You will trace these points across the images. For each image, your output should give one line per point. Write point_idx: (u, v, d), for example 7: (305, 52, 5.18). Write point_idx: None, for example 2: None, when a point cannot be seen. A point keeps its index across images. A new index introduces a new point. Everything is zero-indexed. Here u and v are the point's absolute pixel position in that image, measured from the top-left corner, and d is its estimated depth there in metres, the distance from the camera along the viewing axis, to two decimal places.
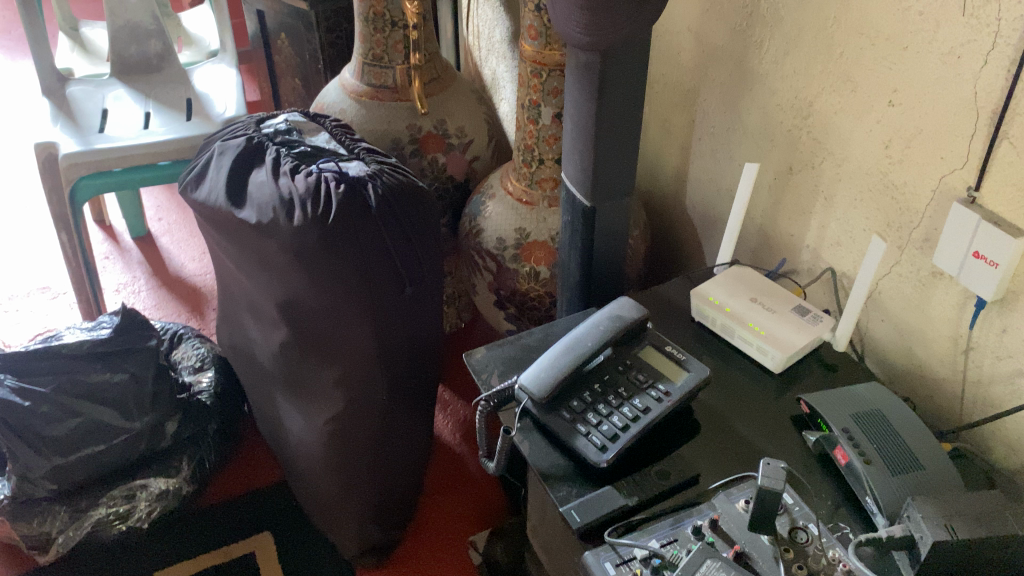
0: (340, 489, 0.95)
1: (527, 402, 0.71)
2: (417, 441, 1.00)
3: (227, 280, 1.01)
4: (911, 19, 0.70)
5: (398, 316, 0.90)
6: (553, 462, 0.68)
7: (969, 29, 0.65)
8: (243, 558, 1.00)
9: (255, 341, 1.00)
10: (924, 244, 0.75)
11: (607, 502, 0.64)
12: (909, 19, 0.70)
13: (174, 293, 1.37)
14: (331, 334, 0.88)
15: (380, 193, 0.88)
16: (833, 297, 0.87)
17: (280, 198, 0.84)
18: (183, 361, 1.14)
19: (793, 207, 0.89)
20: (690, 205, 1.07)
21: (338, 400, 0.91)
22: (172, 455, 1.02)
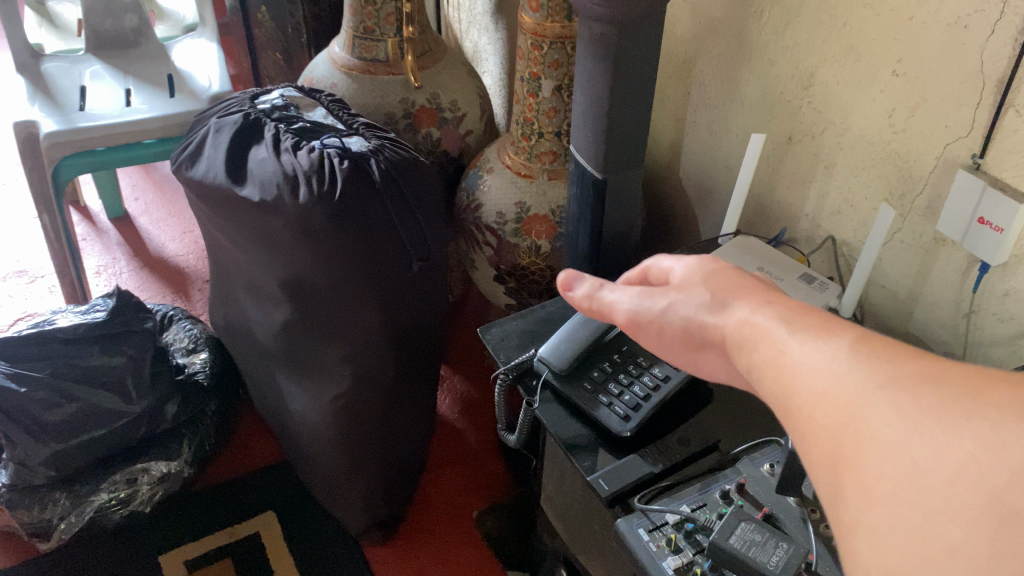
0: (348, 467, 0.95)
1: (547, 374, 0.72)
2: (420, 417, 1.01)
3: (224, 259, 0.99)
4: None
5: (405, 292, 0.90)
6: (576, 433, 0.69)
7: None
8: (249, 539, 0.99)
9: (254, 321, 0.99)
10: (927, 211, 0.77)
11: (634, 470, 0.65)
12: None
13: (158, 275, 1.35)
14: (338, 312, 0.87)
15: (384, 167, 0.87)
16: (834, 264, 0.88)
17: (284, 174, 0.83)
18: (176, 343, 1.12)
19: (792, 177, 0.91)
20: (685, 177, 1.08)
21: (346, 378, 0.90)
22: (173, 438, 1.00)
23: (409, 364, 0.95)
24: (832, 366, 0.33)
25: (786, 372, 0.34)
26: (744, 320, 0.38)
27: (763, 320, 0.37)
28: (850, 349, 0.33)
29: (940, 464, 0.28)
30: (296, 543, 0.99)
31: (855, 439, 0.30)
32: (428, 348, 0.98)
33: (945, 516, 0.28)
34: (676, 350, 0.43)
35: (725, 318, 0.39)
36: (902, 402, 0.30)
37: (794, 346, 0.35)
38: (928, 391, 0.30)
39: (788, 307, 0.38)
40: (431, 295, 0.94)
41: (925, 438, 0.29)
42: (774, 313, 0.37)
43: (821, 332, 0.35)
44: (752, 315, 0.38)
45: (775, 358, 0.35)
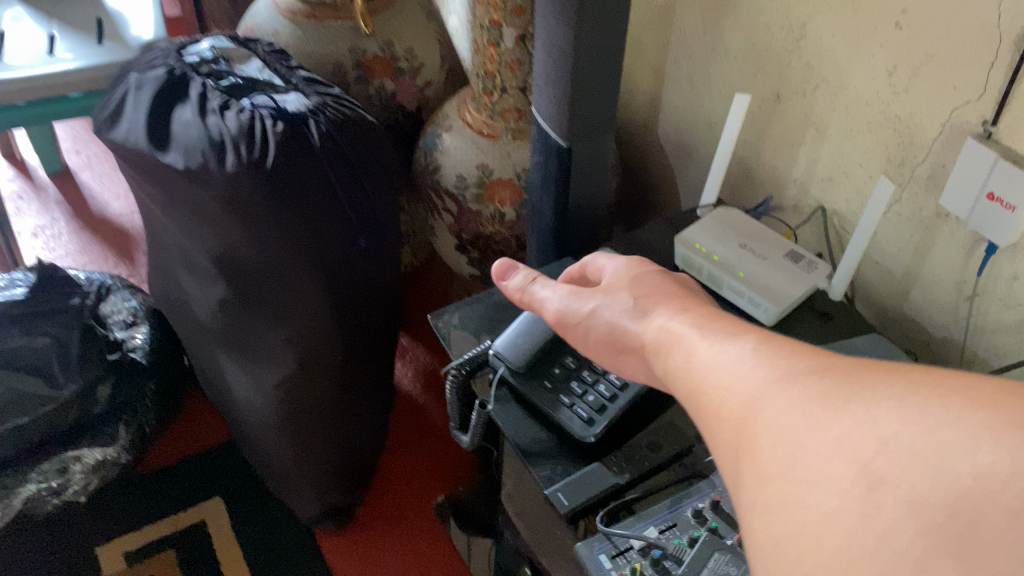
0: (297, 454, 0.88)
1: (503, 370, 0.64)
2: (374, 396, 0.94)
3: (157, 229, 0.90)
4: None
5: (351, 271, 0.82)
6: (534, 437, 0.62)
7: None
8: (193, 529, 0.93)
9: (192, 296, 0.90)
10: (929, 182, 0.69)
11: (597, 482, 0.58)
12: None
13: (100, 237, 1.26)
14: (278, 292, 0.79)
15: (324, 131, 0.78)
16: (824, 237, 0.81)
17: (209, 140, 0.74)
18: (114, 315, 1.03)
19: (780, 139, 0.82)
20: (663, 134, 0.99)
21: (290, 361, 0.83)
22: (108, 423, 0.92)
23: (359, 346, 0.88)
24: (733, 362, 0.34)
25: (694, 367, 0.36)
26: (658, 326, 0.40)
27: (673, 327, 0.39)
28: (755, 347, 0.34)
29: (820, 443, 0.27)
30: (245, 532, 0.93)
31: (749, 429, 0.30)
32: (381, 323, 0.92)
33: (816, 494, 0.26)
34: (604, 352, 0.45)
35: (643, 322, 0.41)
36: (793, 389, 0.30)
37: (705, 346, 0.36)
38: (831, 385, 0.29)
39: (701, 313, 0.39)
40: (380, 270, 0.88)
41: (808, 422, 0.28)
42: (688, 318, 0.39)
43: (738, 336, 0.35)
44: (666, 320, 0.40)
45: (674, 359, 0.37)
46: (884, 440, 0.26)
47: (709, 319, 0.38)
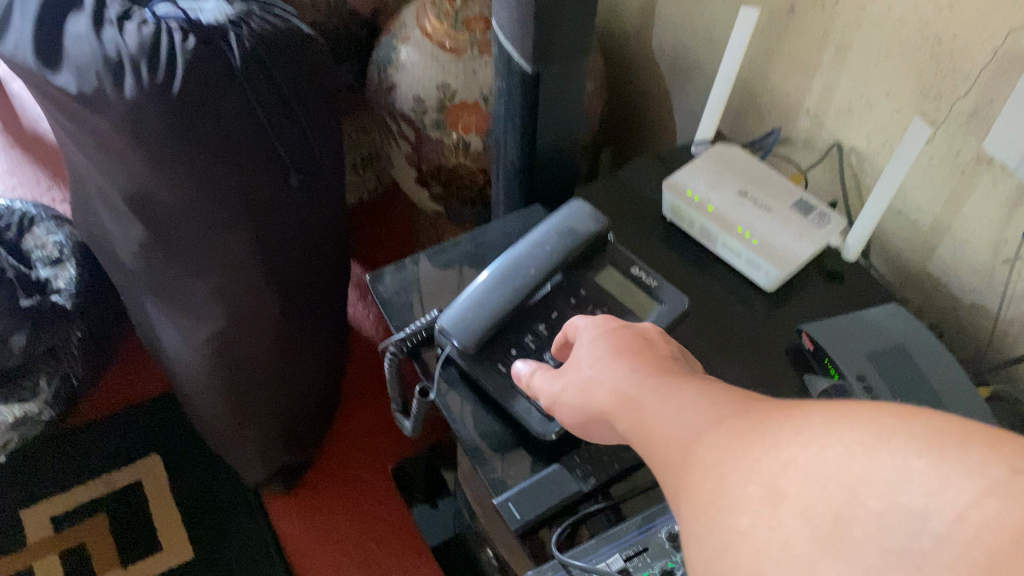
0: (235, 416, 0.79)
1: (450, 350, 0.53)
2: (318, 347, 0.83)
3: (69, 157, 0.78)
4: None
5: (284, 215, 0.71)
6: (486, 431, 0.51)
7: None
8: (127, 490, 0.84)
9: (113, 236, 0.79)
10: (970, 120, 0.55)
11: (555, 492, 0.48)
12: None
13: (33, 156, 1.14)
14: (195, 240, 0.67)
15: (248, 47, 0.65)
16: (839, 179, 0.68)
17: (105, 59, 0.59)
18: (38, 252, 0.90)
19: (790, 59, 0.68)
20: (658, 48, 0.85)
21: (220, 316, 0.72)
22: (26, 376, 0.82)
23: (297, 295, 0.77)
24: (676, 409, 0.28)
25: (637, 411, 0.30)
26: (614, 387, 0.32)
27: (630, 387, 0.31)
28: (698, 391, 0.28)
29: (738, 470, 0.23)
30: (185, 496, 0.85)
31: (682, 469, 0.25)
32: (321, 264, 0.81)
33: (730, 520, 0.22)
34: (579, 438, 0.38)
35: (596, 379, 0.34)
36: (721, 420, 0.25)
37: (646, 394, 0.30)
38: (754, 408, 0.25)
39: (661, 365, 0.33)
40: (318, 211, 0.77)
41: (730, 443, 0.24)
42: (641, 371, 0.32)
43: (680, 382, 0.30)
44: (623, 378, 0.32)
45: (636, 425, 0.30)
46: (801, 452, 0.22)
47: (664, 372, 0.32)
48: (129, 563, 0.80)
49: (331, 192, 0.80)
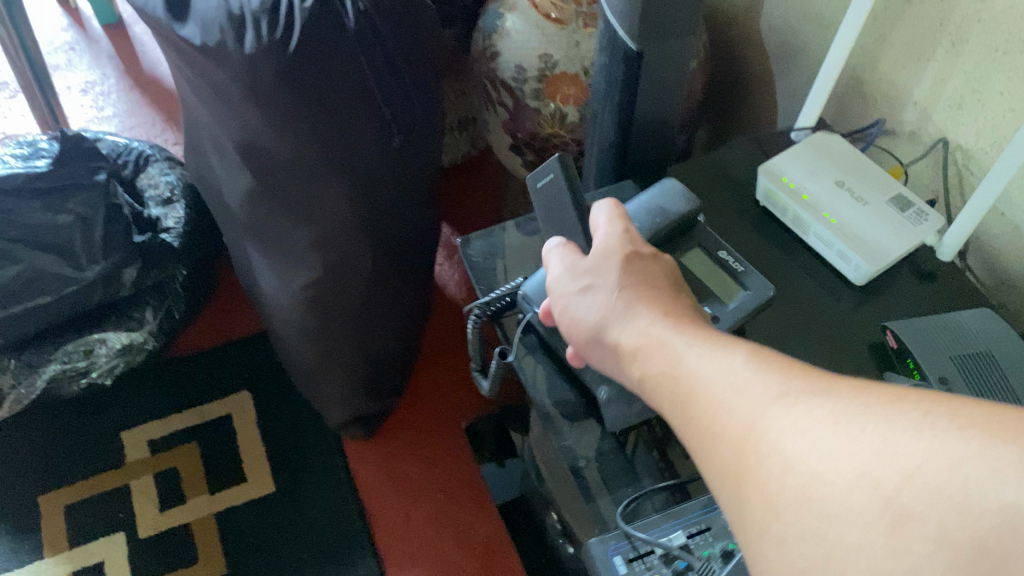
0: (320, 359, 0.83)
1: (532, 316, 0.55)
2: (403, 303, 0.87)
3: (184, 102, 0.83)
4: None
5: (384, 171, 0.74)
6: (560, 398, 0.54)
7: None
8: (218, 422, 0.90)
9: (221, 180, 0.83)
10: None
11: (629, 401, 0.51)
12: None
13: (149, 96, 1.20)
14: (300, 191, 0.71)
15: (363, 8, 0.68)
16: (942, 176, 0.66)
17: (228, 13, 0.64)
18: (151, 191, 0.97)
19: (904, 48, 0.66)
20: (764, 28, 0.85)
21: (316, 266, 0.76)
22: (134, 306, 0.89)
23: (390, 250, 0.80)
24: (742, 389, 0.30)
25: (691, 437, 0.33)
26: (657, 373, 0.35)
27: (707, 373, 0.32)
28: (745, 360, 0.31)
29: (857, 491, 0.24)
30: (270, 432, 0.90)
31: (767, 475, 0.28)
32: (416, 225, 0.84)
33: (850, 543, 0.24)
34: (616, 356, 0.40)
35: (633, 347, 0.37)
36: (834, 431, 0.26)
37: (717, 378, 0.31)
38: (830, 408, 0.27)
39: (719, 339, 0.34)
40: (419, 164, 0.79)
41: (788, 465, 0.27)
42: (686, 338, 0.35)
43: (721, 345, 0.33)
44: (663, 363, 0.35)
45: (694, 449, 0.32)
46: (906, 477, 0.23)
47: (699, 346, 0.34)
48: (215, 492, 0.85)
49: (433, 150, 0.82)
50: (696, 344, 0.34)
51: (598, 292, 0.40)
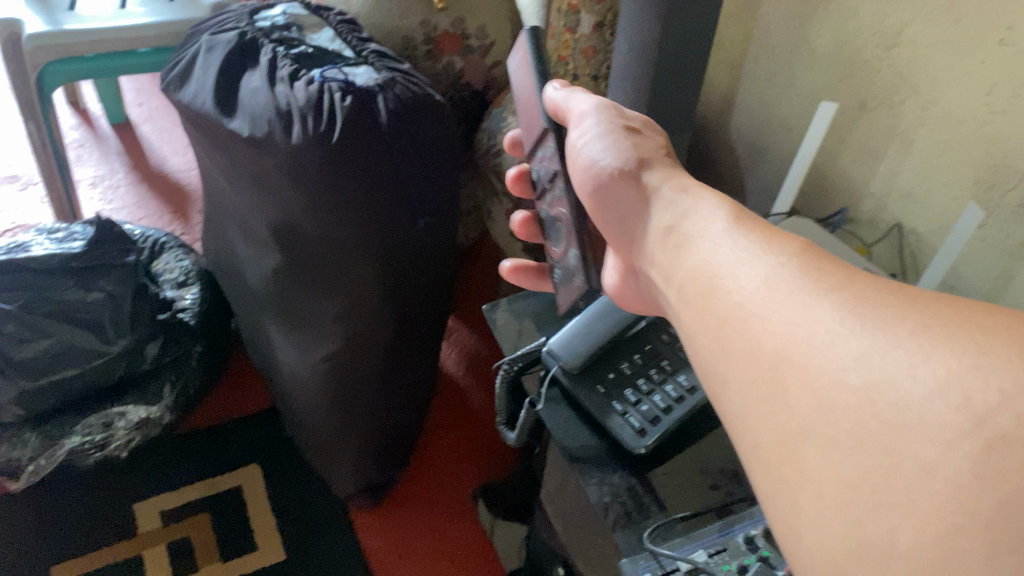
0: (337, 428, 0.89)
1: (556, 371, 0.63)
2: (413, 377, 0.93)
3: (213, 189, 0.90)
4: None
5: (409, 251, 0.82)
6: (583, 442, 0.60)
7: None
8: (230, 494, 0.94)
9: (244, 262, 0.88)
10: (1020, 211, 0.61)
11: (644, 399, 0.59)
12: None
13: (156, 191, 1.28)
14: (329, 268, 0.79)
15: (392, 107, 0.77)
16: (900, 256, 0.76)
17: (277, 109, 0.73)
18: (166, 274, 1.03)
19: (860, 147, 0.77)
20: (736, 131, 0.97)
21: (338, 338, 0.82)
22: (152, 382, 0.93)
23: (409, 326, 0.87)
24: (775, 293, 0.32)
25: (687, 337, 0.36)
26: (673, 216, 0.42)
27: (745, 283, 0.33)
28: (788, 263, 0.33)
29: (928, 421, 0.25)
30: (281, 502, 0.94)
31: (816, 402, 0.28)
32: (431, 306, 0.91)
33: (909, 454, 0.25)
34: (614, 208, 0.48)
35: (645, 198, 0.46)
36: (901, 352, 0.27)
37: (759, 277, 0.33)
38: (846, 284, 0.31)
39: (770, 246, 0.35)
40: (439, 244, 0.88)
41: (791, 301, 0.31)
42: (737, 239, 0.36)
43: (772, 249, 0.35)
44: (683, 209, 0.42)
45: (682, 295, 0.37)
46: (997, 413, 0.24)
47: (719, 205, 0.41)
48: (227, 560, 0.88)
49: (451, 234, 0.91)
50: (717, 199, 0.41)
51: (625, 145, 0.49)
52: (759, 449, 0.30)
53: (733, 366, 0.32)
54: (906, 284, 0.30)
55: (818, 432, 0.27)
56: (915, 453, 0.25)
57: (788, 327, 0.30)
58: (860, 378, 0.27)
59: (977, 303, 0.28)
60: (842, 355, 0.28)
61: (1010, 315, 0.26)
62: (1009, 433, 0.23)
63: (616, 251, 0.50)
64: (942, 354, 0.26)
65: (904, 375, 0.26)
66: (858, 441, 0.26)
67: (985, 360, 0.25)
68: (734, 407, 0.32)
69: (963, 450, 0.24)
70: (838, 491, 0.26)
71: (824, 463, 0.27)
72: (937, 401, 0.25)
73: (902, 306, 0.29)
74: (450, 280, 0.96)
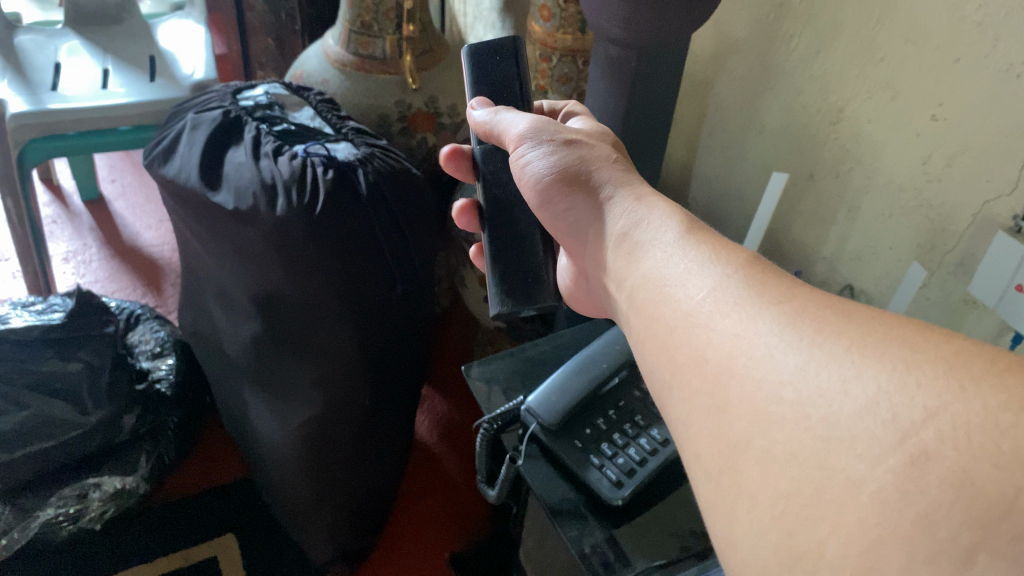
0: (313, 496, 0.90)
1: (535, 428, 0.66)
2: (389, 441, 0.94)
3: (191, 260, 0.92)
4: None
5: (387, 316, 0.85)
6: (563, 496, 0.62)
7: None
8: (204, 564, 0.93)
9: (222, 331, 0.89)
10: (958, 269, 0.66)
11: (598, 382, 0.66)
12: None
13: (128, 265, 1.30)
14: (309, 335, 0.81)
15: (371, 179, 0.82)
16: None
17: (261, 183, 0.77)
18: (141, 345, 1.05)
19: (811, 213, 0.82)
20: (695, 201, 1.03)
21: (317, 403, 0.84)
22: (129, 452, 0.94)
23: (386, 390, 0.90)
24: (715, 302, 0.36)
25: (642, 355, 0.40)
26: (627, 223, 0.46)
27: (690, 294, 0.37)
28: (733, 275, 0.37)
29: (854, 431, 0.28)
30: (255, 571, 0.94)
31: (757, 420, 0.31)
32: (407, 371, 0.94)
33: (842, 465, 0.27)
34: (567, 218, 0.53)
35: (597, 206, 0.50)
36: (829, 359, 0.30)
37: (699, 288, 0.37)
38: (788, 295, 0.35)
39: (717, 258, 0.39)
40: (415, 310, 0.91)
41: (734, 313, 0.35)
42: (687, 250, 0.40)
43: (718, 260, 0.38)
44: (635, 217, 0.46)
45: (635, 303, 0.41)
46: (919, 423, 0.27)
47: (670, 215, 0.45)
48: None
49: (426, 302, 0.94)
50: (668, 210, 0.45)
51: (569, 157, 0.53)
52: (706, 462, 0.33)
53: (680, 375, 0.36)
54: (846, 305, 0.33)
55: (761, 445, 0.30)
56: (844, 465, 0.27)
57: (732, 339, 0.34)
58: (797, 393, 0.30)
59: (907, 323, 0.31)
60: (784, 370, 0.31)
61: (934, 336, 0.30)
62: (930, 449, 0.26)
63: (570, 253, 0.56)
64: (873, 372, 0.29)
65: (838, 391, 0.29)
66: (794, 454, 0.29)
67: (911, 378, 0.28)
68: (686, 424, 0.35)
69: (887, 464, 0.26)
70: (778, 501, 0.29)
71: (762, 475, 0.30)
72: (867, 417, 0.28)
73: (839, 325, 0.32)
74: (425, 346, 0.99)
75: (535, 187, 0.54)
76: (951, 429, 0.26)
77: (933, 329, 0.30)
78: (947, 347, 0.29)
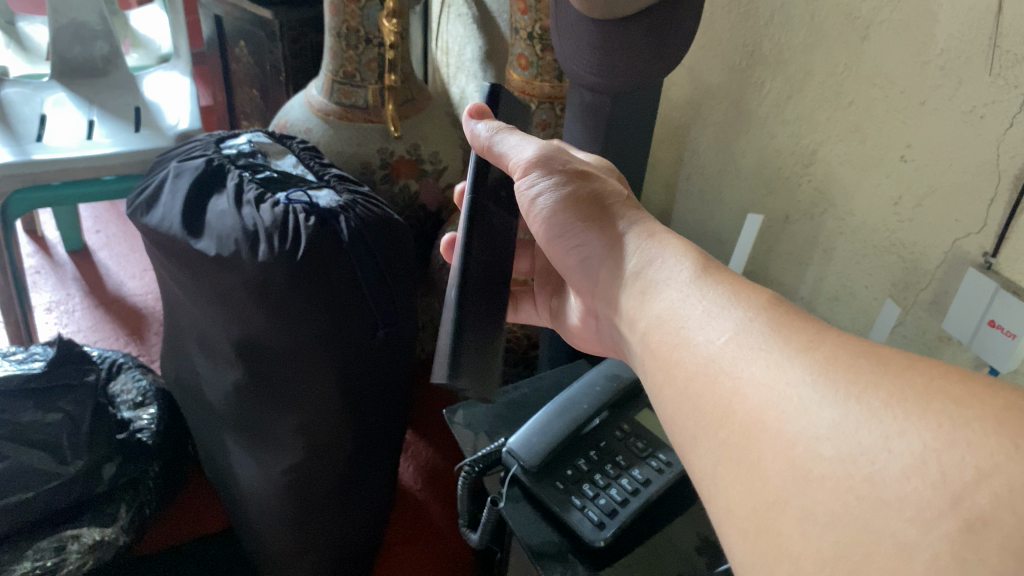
0: (294, 544, 0.89)
1: (517, 470, 0.66)
2: (371, 489, 0.94)
3: (173, 308, 0.92)
4: (917, 24, 0.61)
5: (368, 361, 0.85)
6: (545, 539, 0.62)
7: (993, 88, 0.56)
8: None
9: (203, 378, 0.89)
10: (932, 307, 0.66)
11: (570, 410, 0.67)
12: (917, 35, 0.62)
13: (112, 315, 1.29)
14: (291, 380, 0.81)
15: (353, 226, 0.83)
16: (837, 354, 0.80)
17: (243, 230, 0.77)
18: (123, 395, 1.05)
19: (790, 256, 0.83)
20: None
21: (298, 450, 0.83)
22: (108, 502, 0.92)
23: (367, 435, 0.89)
24: (738, 343, 0.36)
25: (660, 404, 0.40)
26: (641, 261, 0.47)
27: (711, 337, 0.37)
28: (756, 317, 0.37)
29: (900, 492, 0.26)
30: None
31: (795, 477, 0.30)
32: (389, 417, 0.94)
33: (884, 523, 0.26)
34: (574, 260, 0.54)
35: (607, 242, 0.51)
36: (870, 413, 0.29)
37: (723, 332, 0.37)
38: (818, 345, 0.34)
39: (739, 297, 0.39)
40: (397, 356, 0.92)
41: (761, 360, 0.34)
42: (709, 287, 0.40)
43: (742, 299, 0.39)
44: (649, 255, 0.46)
45: (652, 347, 0.41)
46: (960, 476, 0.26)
47: (684, 252, 0.45)
48: None
49: (409, 345, 0.95)
50: (682, 248, 0.46)
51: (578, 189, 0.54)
52: (740, 520, 0.32)
53: (706, 427, 0.35)
54: (875, 351, 0.33)
55: (799, 502, 0.29)
56: (893, 530, 0.26)
57: (764, 391, 0.33)
58: (836, 449, 0.29)
59: (949, 369, 0.30)
60: (819, 426, 0.30)
61: (938, 374, 0.30)
62: (987, 514, 0.24)
63: (580, 294, 0.57)
64: (918, 429, 0.28)
65: (881, 448, 0.28)
66: (838, 514, 0.28)
67: (958, 434, 0.27)
68: (715, 479, 0.34)
69: (939, 530, 0.25)
70: (822, 564, 0.27)
71: (801, 536, 0.29)
72: (915, 478, 0.26)
73: (875, 374, 0.31)
74: (408, 392, 0.99)
75: (549, 222, 0.54)
76: (1007, 493, 0.24)
77: (974, 377, 0.29)
78: (993, 400, 0.28)
